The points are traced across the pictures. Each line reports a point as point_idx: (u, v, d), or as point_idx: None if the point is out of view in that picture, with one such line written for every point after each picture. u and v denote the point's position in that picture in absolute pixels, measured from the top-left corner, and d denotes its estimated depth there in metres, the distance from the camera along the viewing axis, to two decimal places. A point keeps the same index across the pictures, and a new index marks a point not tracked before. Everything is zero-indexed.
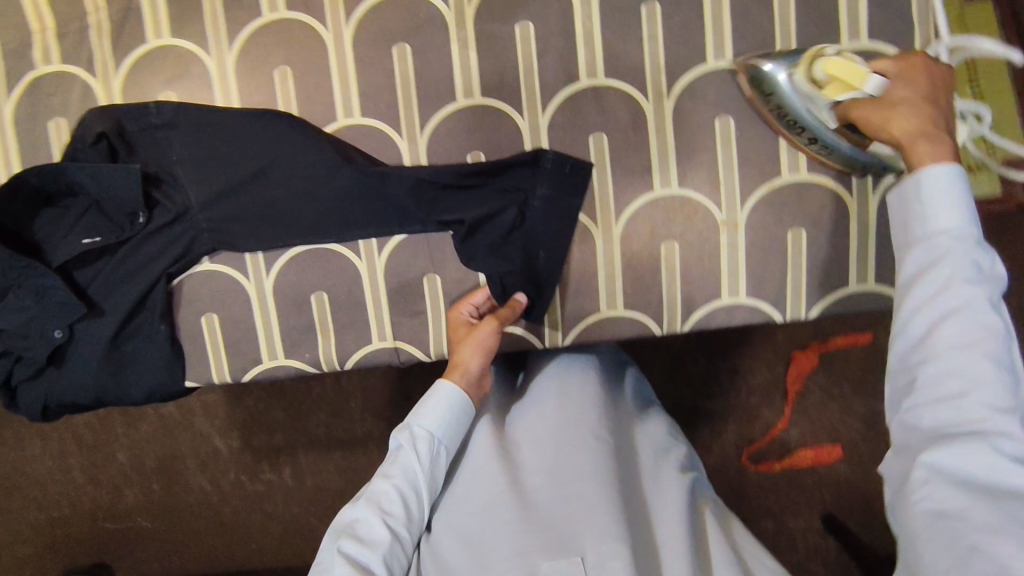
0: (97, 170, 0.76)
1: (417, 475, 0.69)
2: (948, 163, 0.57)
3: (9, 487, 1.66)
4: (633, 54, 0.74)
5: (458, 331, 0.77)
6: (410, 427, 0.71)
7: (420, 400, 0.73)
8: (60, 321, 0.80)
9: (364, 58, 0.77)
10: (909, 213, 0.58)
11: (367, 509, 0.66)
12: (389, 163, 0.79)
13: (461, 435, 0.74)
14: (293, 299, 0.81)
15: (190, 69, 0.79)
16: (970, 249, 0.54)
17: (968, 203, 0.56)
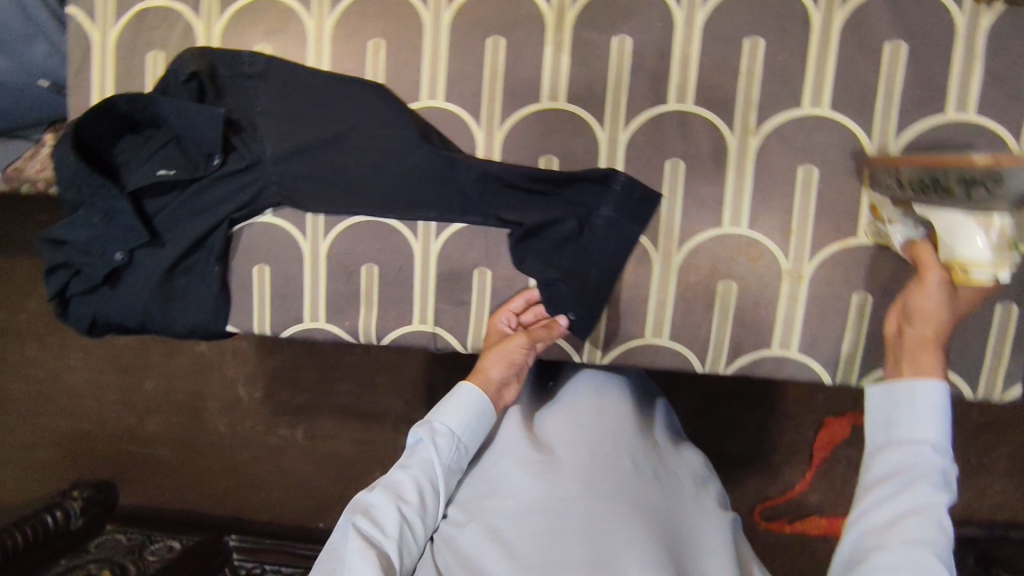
0: (183, 107, 0.78)
1: (435, 469, 0.70)
2: (936, 383, 0.59)
3: (42, 394, 1.79)
4: (727, 86, 0.73)
5: (494, 337, 0.78)
6: (433, 423, 0.71)
7: (444, 398, 0.74)
8: (122, 245, 0.82)
9: (458, 44, 0.78)
10: (890, 413, 0.60)
11: (383, 496, 0.66)
12: (463, 149, 0.79)
13: (479, 435, 0.73)
14: (345, 266, 0.82)
15: (288, 25, 0.81)
16: (937, 464, 0.56)
17: (947, 424, 0.58)
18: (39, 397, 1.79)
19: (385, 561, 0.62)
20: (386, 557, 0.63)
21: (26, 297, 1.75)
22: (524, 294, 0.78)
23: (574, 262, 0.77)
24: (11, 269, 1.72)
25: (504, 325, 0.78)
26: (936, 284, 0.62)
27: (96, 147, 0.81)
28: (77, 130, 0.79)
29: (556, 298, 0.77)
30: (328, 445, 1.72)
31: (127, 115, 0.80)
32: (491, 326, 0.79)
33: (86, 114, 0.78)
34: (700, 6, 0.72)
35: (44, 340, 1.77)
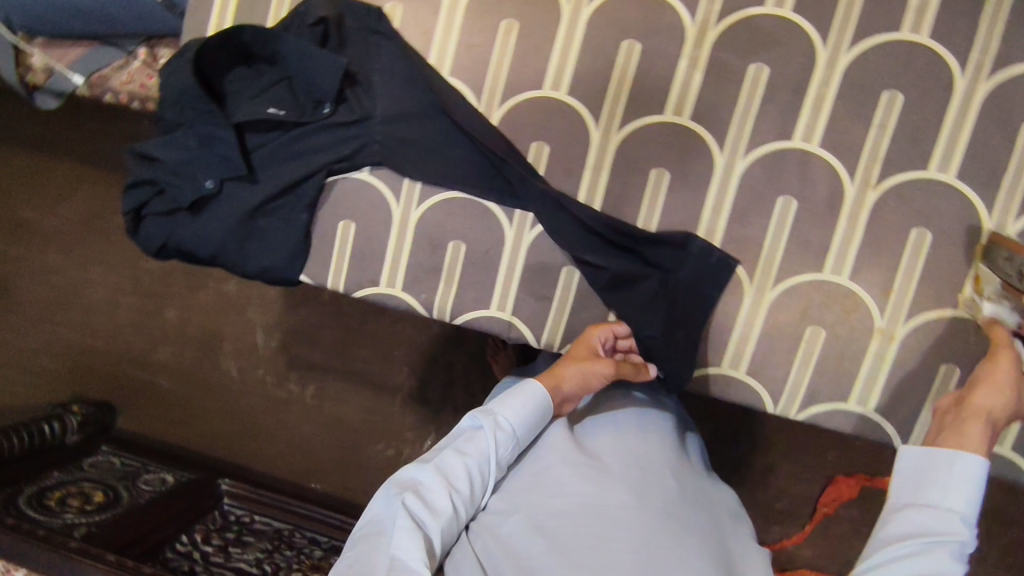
0: (306, 49, 0.77)
1: (487, 461, 0.68)
2: (981, 458, 0.56)
3: (59, 300, 1.84)
4: (856, 135, 0.72)
5: (582, 349, 0.77)
6: (494, 413, 0.71)
7: (509, 389, 0.73)
8: (215, 174, 0.80)
9: (593, 40, 0.77)
10: (922, 475, 0.57)
11: (435, 477, 0.65)
12: (575, 144, 0.78)
13: (531, 435, 0.72)
14: (432, 239, 0.81)
15: None
16: (962, 537, 0.53)
17: (981, 498, 0.55)
18: (57, 303, 1.85)
19: (428, 542, 0.61)
20: (429, 541, 0.62)
21: (61, 203, 1.81)
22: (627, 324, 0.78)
23: (667, 317, 0.78)
24: (55, 172, 1.80)
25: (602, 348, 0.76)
26: (1009, 361, 0.63)
27: (208, 72, 0.79)
28: (195, 51, 0.77)
29: (639, 319, 0.78)
30: (334, 407, 1.72)
31: (244, 45, 0.79)
32: (591, 338, 0.77)
33: (210, 39, 0.77)
34: (845, 50, 0.72)
35: (73, 249, 1.82)
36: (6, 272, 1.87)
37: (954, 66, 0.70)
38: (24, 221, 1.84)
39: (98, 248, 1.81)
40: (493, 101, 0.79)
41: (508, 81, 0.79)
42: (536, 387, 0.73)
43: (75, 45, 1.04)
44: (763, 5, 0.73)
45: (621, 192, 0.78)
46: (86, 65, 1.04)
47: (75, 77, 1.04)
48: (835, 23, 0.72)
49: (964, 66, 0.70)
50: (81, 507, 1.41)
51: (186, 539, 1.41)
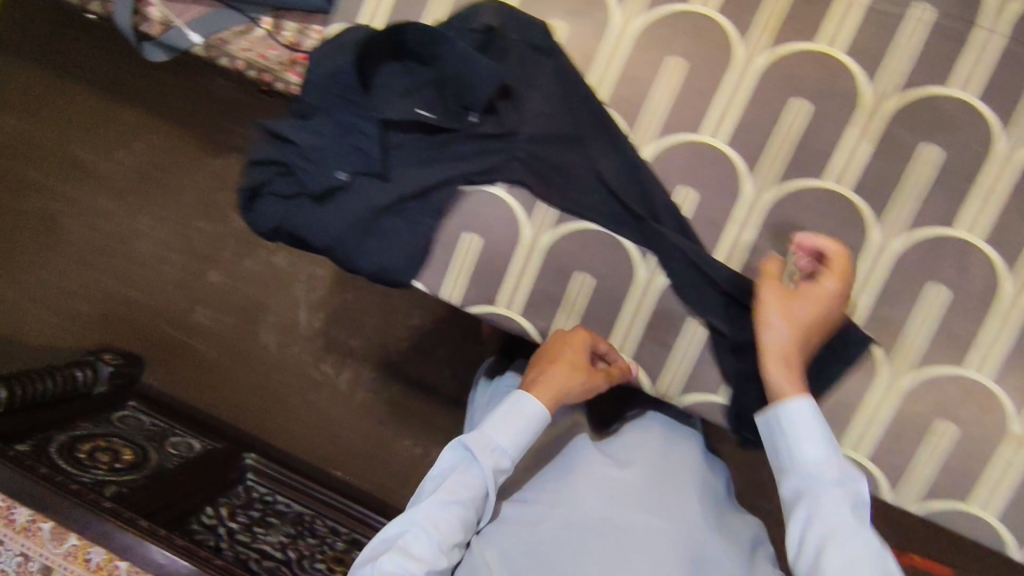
0: (470, 56, 0.74)
1: (475, 493, 0.72)
2: (801, 399, 0.67)
3: (106, 246, 1.82)
4: (1021, 233, 0.70)
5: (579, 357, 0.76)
6: (487, 447, 0.72)
7: (500, 415, 0.74)
8: (350, 166, 0.78)
9: (763, 92, 0.74)
10: (778, 442, 0.68)
11: (419, 528, 0.69)
12: (724, 197, 0.75)
13: (521, 452, 0.75)
14: (560, 267, 0.79)
15: (595, 13, 0.77)
16: (828, 471, 0.64)
17: (826, 431, 0.66)
18: (103, 249, 1.82)
19: None
20: None
21: (122, 149, 1.77)
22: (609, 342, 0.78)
23: None
24: (119, 116, 1.76)
25: (587, 356, 0.76)
26: (770, 296, 0.70)
27: (362, 63, 0.77)
28: (356, 42, 0.76)
29: (745, 392, 0.76)
30: (367, 397, 1.69)
31: (405, 41, 0.76)
32: (571, 343, 0.76)
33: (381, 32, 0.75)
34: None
35: (126, 197, 1.79)
36: (55, 210, 1.83)
37: None
38: (80, 160, 1.80)
39: (152, 200, 1.78)
40: (647, 136, 0.77)
41: (666, 118, 0.76)
42: (527, 402, 0.74)
43: (198, 4, 1.00)
44: (947, 86, 0.71)
45: (765, 252, 0.75)
46: (205, 25, 0.99)
47: (193, 36, 1.00)
48: (1018, 116, 0.70)
49: None
50: (111, 465, 1.38)
51: (211, 512, 1.40)
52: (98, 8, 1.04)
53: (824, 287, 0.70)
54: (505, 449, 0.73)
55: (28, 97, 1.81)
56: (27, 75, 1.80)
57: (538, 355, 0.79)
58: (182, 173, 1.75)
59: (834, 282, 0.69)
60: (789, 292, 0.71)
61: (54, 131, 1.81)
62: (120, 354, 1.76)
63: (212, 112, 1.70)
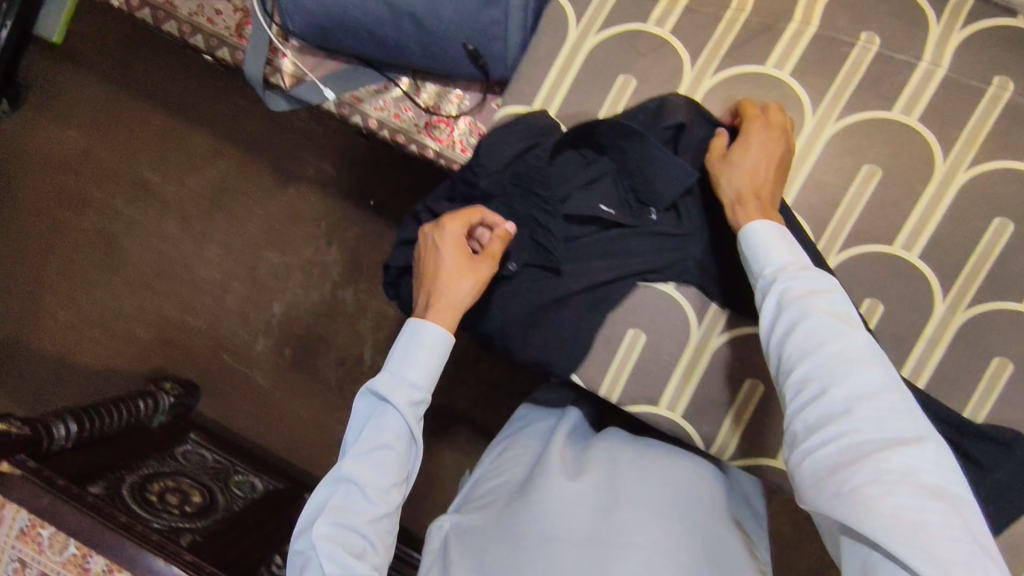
0: (664, 156, 0.70)
1: (398, 432, 0.65)
2: (764, 221, 0.63)
3: (164, 269, 1.60)
4: None
5: (450, 256, 0.69)
6: (397, 384, 0.66)
7: (403, 348, 0.67)
8: (519, 257, 0.74)
9: (964, 207, 0.71)
10: (750, 255, 0.63)
11: (345, 486, 0.62)
12: (913, 313, 0.72)
13: (437, 370, 0.68)
14: (731, 372, 0.75)
15: (789, 114, 0.73)
16: (800, 269, 0.60)
17: (794, 243, 0.62)
18: (161, 272, 1.61)
19: (356, 551, 0.61)
20: (359, 553, 0.61)
21: (191, 173, 1.59)
22: (482, 214, 0.70)
23: None
24: (190, 141, 1.59)
25: (464, 253, 0.69)
26: (717, 153, 0.69)
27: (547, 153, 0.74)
28: (547, 133, 0.75)
29: None
30: None
31: (591, 133, 0.74)
32: (443, 254, 0.69)
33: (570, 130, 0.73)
34: None
35: (191, 222, 1.59)
36: (116, 229, 1.62)
37: None
38: (144, 181, 1.61)
39: (218, 226, 1.58)
40: (834, 246, 0.73)
41: (857, 229, 0.73)
42: (423, 332, 0.67)
43: (333, 58, 0.96)
44: None
45: (954, 373, 0.72)
46: (341, 82, 0.96)
47: (327, 92, 0.95)
48: None
49: None
50: (180, 509, 1.23)
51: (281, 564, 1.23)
52: (226, 55, 1.00)
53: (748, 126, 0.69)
54: (417, 382, 0.67)
55: (84, 107, 1.63)
56: (88, 84, 1.62)
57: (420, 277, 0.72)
58: (252, 202, 1.57)
59: (752, 115, 0.69)
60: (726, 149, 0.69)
61: (118, 146, 1.62)
62: (178, 380, 1.56)
63: (289, 141, 1.55)
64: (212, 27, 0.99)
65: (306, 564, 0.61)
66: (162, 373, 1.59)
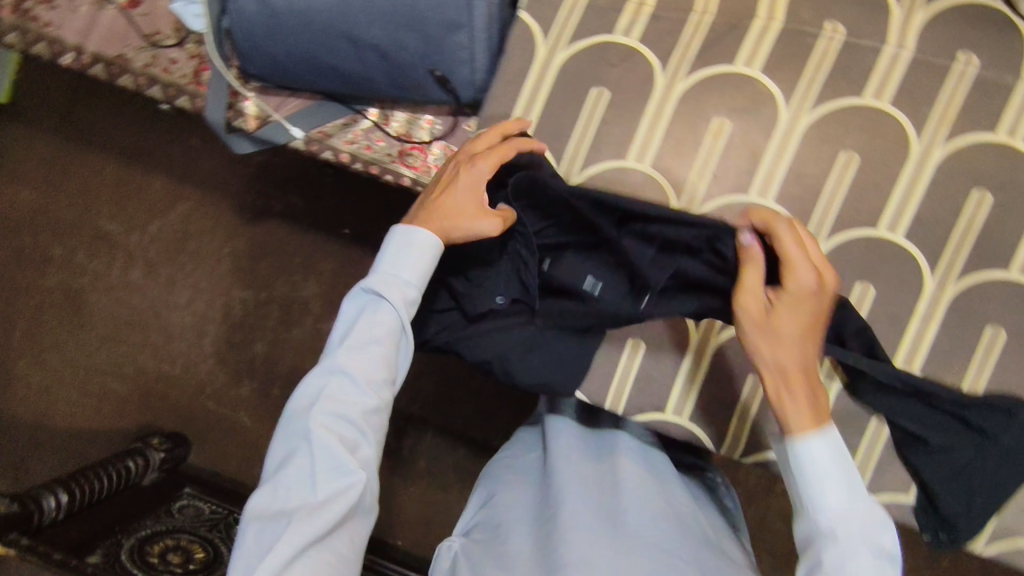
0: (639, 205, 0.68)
1: (387, 327, 0.65)
2: (814, 428, 0.61)
3: (135, 321, 1.56)
4: None
5: (464, 193, 0.68)
6: (391, 280, 0.66)
7: (397, 242, 0.67)
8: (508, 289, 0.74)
9: (941, 184, 0.72)
10: (798, 482, 0.63)
11: (339, 378, 0.63)
12: (904, 293, 0.73)
13: (428, 268, 0.68)
14: (732, 370, 0.76)
15: (762, 109, 0.74)
16: (847, 523, 0.60)
17: (851, 481, 0.61)
18: (133, 324, 1.56)
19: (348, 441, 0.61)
20: (349, 442, 0.61)
21: (155, 219, 1.56)
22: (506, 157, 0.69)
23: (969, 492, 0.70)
24: (145, 186, 1.56)
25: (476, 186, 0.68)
26: (750, 314, 0.63)
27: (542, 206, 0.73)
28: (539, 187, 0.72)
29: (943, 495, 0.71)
30: None
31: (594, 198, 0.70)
32: (460, 187, 0.68)
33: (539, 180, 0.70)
34: None
35: (159, 269, 1.56)
36: (79, 284, 1.58)
37: None
38: (107, 234, 1.57)
39: (186, 271, 1.55)
40: (822, 231, 0.74)
41: (842, 215, 0.74)
42: (414, 237, 0.67)
43: (295, 96, 0.95)
44: None
45: (950, 347, 0.73)
46: (307, 120, 0.95)
47: (294, 130, 0.94)
48: None
49: None
50: (184, 567, 1.18)
51: None
52: (185, 103, 0.98)
53: (788, 287, 0.62)
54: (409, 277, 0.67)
55: (36, 164, 1.58)
56: (38, 140, 1.58)
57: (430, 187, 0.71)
58: (219, 243, 1.54)
59: (789, 268, 0.62)
60: (764, 309, 0.63)
61: (75, 201, 1.57)
62: (164, 434, 1.51)
63: (251, 178, 1.52)
64: (168, 76, 0.97)
65: (293, 454, 0.60)
66: (146, 428, 1.55)
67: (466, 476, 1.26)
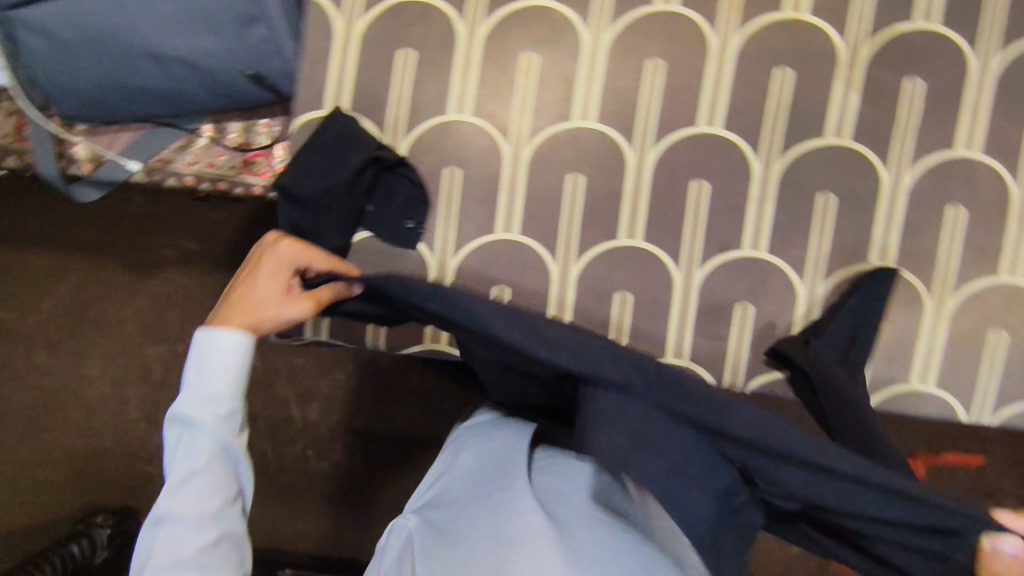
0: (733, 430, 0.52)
1: (205, 449, 0.62)
2: None
3: (50, 405, 1.43)
4: (1015, 138, 0.74)
5: (271, 277, 0.67)
6: (197, 402, 0.63)
7: (196, 361, 0.63)
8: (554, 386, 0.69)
9: (745, 71, 0.75)
10: None
11: (167, 527, 0.59)
12: (737, 180, 0.76)
13: (239, 369, 0.65)
14: (597, 292, 0.78)
15: (564, 36, 0.75)
16: None
17: None
18: (47, 407, 1.43)
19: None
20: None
21: (45, 294, 1.41)
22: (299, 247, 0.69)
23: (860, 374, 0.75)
24: (27, 263, 1.42)
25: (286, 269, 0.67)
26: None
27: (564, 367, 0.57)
28: (573, 376, 0.56)
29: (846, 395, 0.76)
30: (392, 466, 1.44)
31: (535, 332, 0.56)
32: (261, 275, 0.67)
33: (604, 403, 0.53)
34: (996, 58, 0.73)
35: (62, 345, 1.42)
36: None
37: None
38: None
39: (93, 339, 1.41)
40: (649, 139, 0.76)
41: (662, 121, 0.76)
42: (214, 339, 0.63)
43: (124, 130, 0.93)
44: (911, 21, 0.74)
45: (789, 221, 0.76)
46: (141, 150, 0.93)
47: (131, 164, 0.92)
48: (983, 33, 0.73)
49: None
50: None
51: None
52: (13, 163, 0.95)
53: None
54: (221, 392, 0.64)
55: None
56: None
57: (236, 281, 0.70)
58: (121, 304, 1.41)
59: None
60: None
61: None
62: (108, 511, 1.40)
63: (133, 232, 1.39)
64: None
65: None
66: (90, 509, 1.43)
67: (412, 467, 1.26)
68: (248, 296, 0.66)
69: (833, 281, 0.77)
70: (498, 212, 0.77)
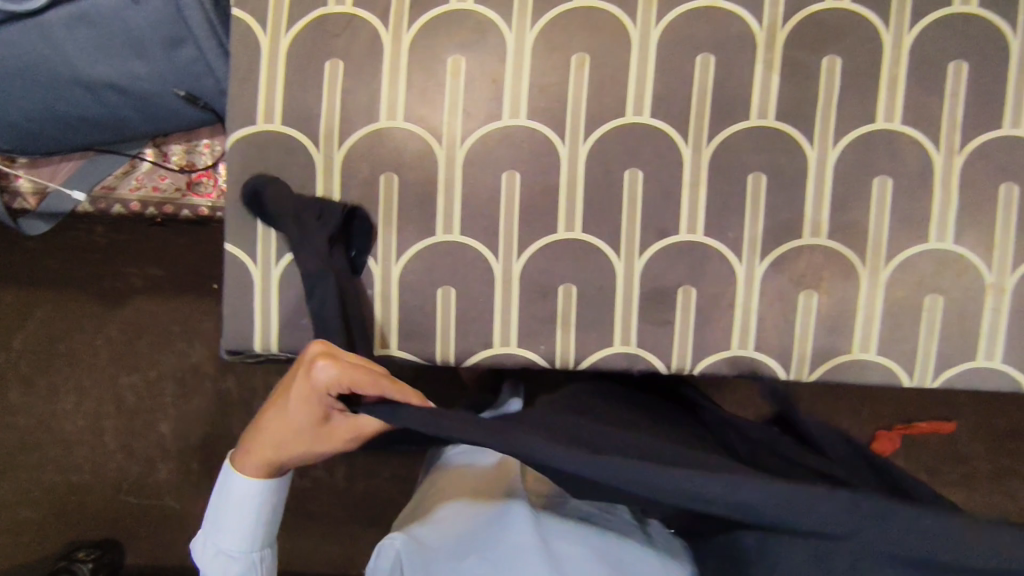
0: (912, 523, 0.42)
1: None
2: None
3: (28, 443, 1.38)
4: (932, 108, 0.76)
5: (308, 411, 0.63)
6: (220, 553, 0.70)
7: (214, 516, 0.70)
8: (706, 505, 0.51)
9: (667, 60, 0.77)
10: None
11: None
12: (668, 167, 0.78)
13: (252, 516, 0.70)
14: (540, 286, 0.79)
15: (488, 38, 0.77)
16: None
17: None
18: (23, 446, 1.38)
19: None
20: None
21: (11, 331, 1.37)
22: (337, 378, 0.59)
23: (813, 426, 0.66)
24: None
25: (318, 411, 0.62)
26: None
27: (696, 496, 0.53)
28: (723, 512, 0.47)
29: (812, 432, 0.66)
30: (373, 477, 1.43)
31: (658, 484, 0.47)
32: (295, 409, 0.63)
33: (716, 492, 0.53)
34: (907, 31, 0.75)
35: (32, 382, 1.37)
36: None
37: (1006, 30, 0.75)
38: None
39: (65, 373, 1.37)
40: (579, 133, 0.77)
41: (591, 114, 0.77)
42: (229, 493, 0.69)
43: (67, 160, 0.92)
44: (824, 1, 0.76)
45: (722, 203, 0.78)
46: (83, 178, 0.92)
47: (76, 194, 0.92)
48: (894, 7, 0.75)
49: (1015, 28, 0.75)
50: None
51: None
52: None
53: None
54: (237, 547, 0.70)
55: None
56: None
57: (275, 392, 0.66)
58: (91, 335, 1.36)
59: None
60: None
61: None
62: (88, 545, 1.35)
63: (95, 263, 1.34)
64: None
65: None
66: (73, 545, 1.39)
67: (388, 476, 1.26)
68: (276, 422, 0.65)
69: (770, 260, 0.78)
70: (437, 214, 0.78)
